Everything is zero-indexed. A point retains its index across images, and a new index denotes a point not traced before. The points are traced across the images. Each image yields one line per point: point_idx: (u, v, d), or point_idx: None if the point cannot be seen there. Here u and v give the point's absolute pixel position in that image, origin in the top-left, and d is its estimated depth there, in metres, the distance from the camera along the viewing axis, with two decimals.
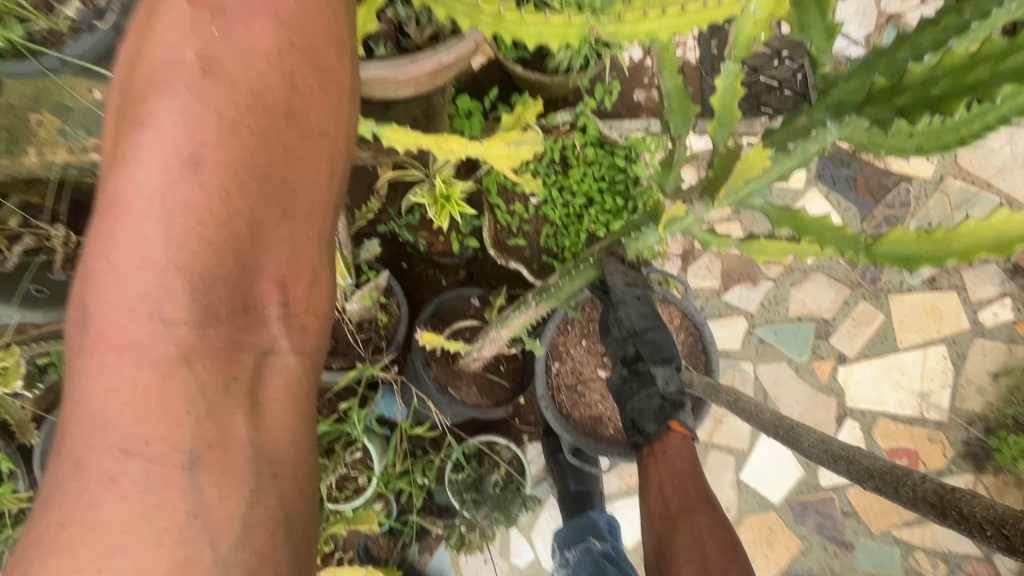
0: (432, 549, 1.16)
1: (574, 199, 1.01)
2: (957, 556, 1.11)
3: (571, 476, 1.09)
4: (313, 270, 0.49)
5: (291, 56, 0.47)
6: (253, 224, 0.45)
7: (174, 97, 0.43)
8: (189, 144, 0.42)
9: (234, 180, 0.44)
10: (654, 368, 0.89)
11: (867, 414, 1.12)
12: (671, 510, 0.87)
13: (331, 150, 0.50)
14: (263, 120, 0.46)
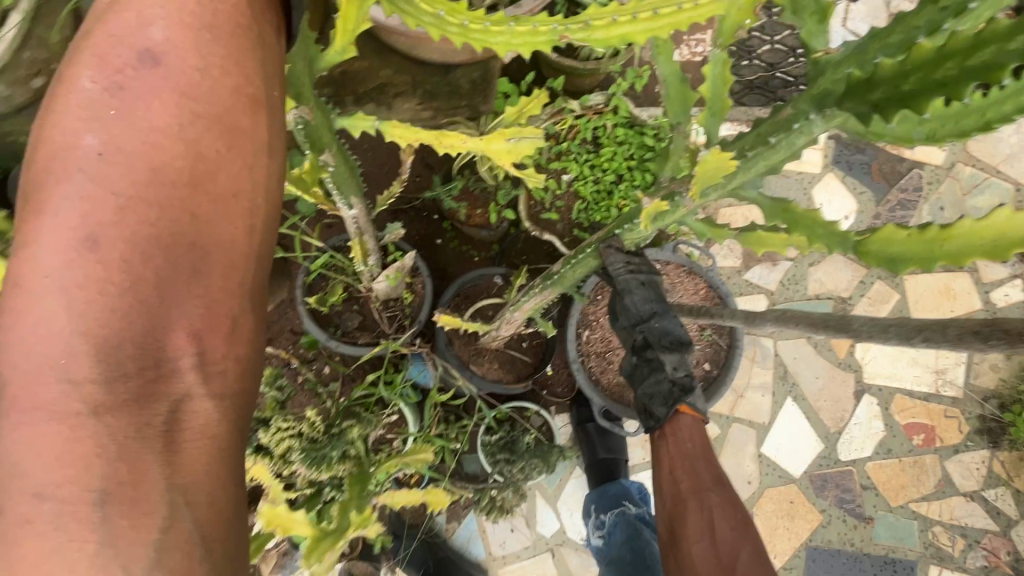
0: (460, 517, 1.20)
1: (604, 176, 1.08)
2: (976, 531, 1.14)
3: (601, 444, 1.13)
4: (232, 316, 0.48)
5: (203, 124, 0.49)
6: (161, 284, 0.45)
7: (75, 182, 0.44)
8: (89, 222, 0.43)
9: (143, 245, 0.45)
10: (662, 355, 0.92)
11: (884, 390, 1.16)
12: (681, 491, 0.88)
13: (251, 201, 0.51)
14: (174, 188, 0.47)
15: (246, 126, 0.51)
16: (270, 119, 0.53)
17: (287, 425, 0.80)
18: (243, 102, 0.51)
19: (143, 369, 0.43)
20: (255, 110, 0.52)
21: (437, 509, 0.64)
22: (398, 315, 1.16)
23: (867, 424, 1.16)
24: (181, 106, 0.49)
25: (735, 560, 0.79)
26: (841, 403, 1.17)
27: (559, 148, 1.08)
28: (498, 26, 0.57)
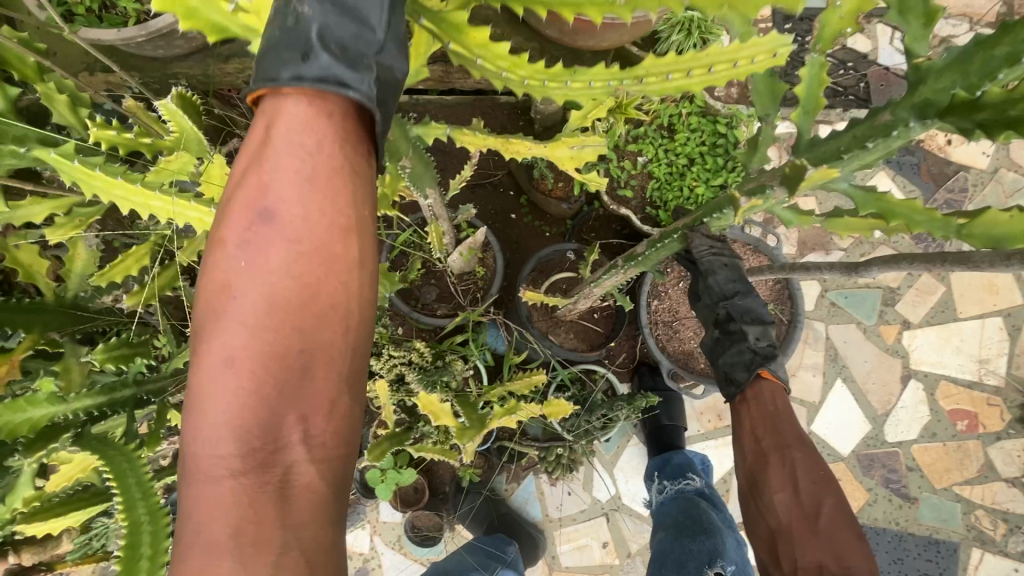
0: (519, 480, 1.25)
1: (677, 159, 1.17)
2: (1017, 516, 1.19)
3: (664, 412, 1.17)
4: (336, 401, 0.41)
5: (308, 256, 0.40)
6: (279, 388, 0.39)
7: (211, 295, 0.40)
8: (217, 339, 0.39)
9: (261, 381, 0.39)
10: (746, 328, 0.93)
11: (930, 376, 1.23)
12: (763, 447, 0.87)
13: (362, 313, 0.42)
14: (288, 327, 0.39)
15: (344, 251, 0.41)
16: (371, 236, 0.43)
17: (399, 353, 0.89)
18: (339, 230, 0.41)
19: (261, 461, 0.38)
20: (353, 235, 0.41)
21: (556, 418, 0.75)
22: (473, 287, 1.17)
23: (913, 408, 1.22)
24: (280, 216, 0.40)
25: (818, 510, 0.79)
26: (889, 386, 1.23)
27: (636, 132, 1.17)
28: (557, 82, 0.56)
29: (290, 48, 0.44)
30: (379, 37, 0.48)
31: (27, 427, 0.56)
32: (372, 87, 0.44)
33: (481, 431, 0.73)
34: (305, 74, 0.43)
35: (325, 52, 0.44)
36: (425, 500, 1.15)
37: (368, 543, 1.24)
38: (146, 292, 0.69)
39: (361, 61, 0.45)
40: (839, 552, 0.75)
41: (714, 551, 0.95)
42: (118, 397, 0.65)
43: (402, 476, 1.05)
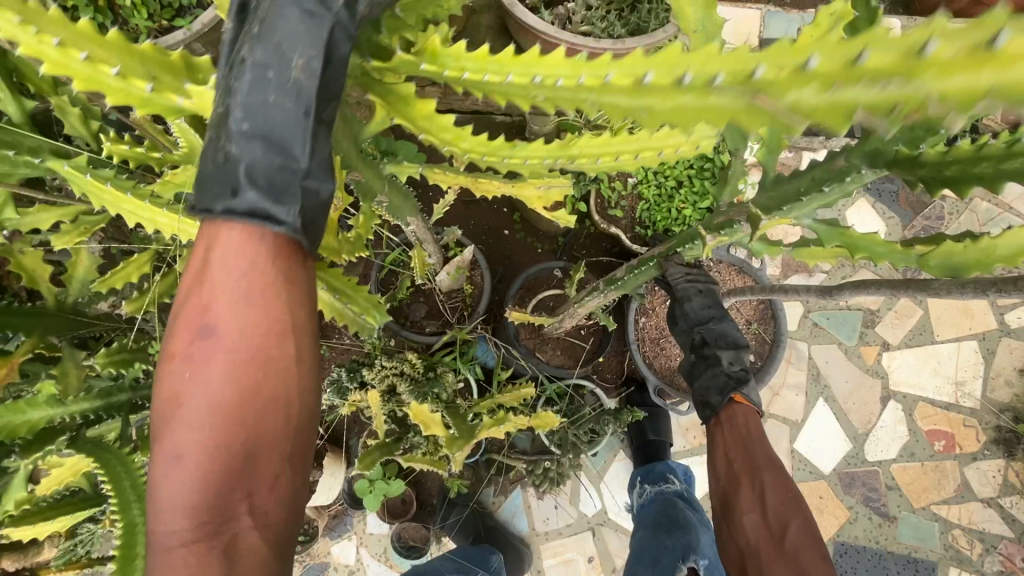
0: (506, 492, 1.26)
1: (666, 182, 1.20)
2: (992, 536, 1.22)
3: (650, 427, 1.19)
4: (278, 480, 0.46)
5: (248, 364, 0.44)
6: (225, 478, 0.43)
7: (162, 401, 0.44)
8: (166, 441, 0.43)
9: (210, 482, 0.43)
10: (719, 352, 0.95)
11: (909, 397, 1.26)
12: (735, 469, 0.89)
13: (301, 406, 0.47)
14: (233, 429, 0.43)
15: (281, 355, 0.45)
16: (306, 337, 0.47)
17: (391, 365, 0.92)
18: (276, 335, 0.45)
19: (213, 549, 0.43)
20: (289, 336, 0.45)
21: (543, 429, 0.76)
22: (460, 305, 1.18)
23: (892, 428, 1.25)
24: (223, 331, 0.43)
25: (785, 530, 0.81)
26: (869, 405, 1.26)
27: None
28: (496, 155, 0.60)
29: (221, 184, 0.45)
30: (305, 166, 0.46)
31: (25, 428, 0.58)
32: (296, 217, 0.45)
33: (471, 442, 0.75)
34: (236, 208, 0.44)
35: (250, 191, 0.44)
36: (412, 512, 1.16)
37: (354, 555, 1.24)
38: (144, 299, 0.71)
39: (287, 190, 0.45)
40: (804, 571, 0.76)
41: (689, 547, 0.99)
42: (114, 401, 0.67)
43: (390, 486, 1.07)
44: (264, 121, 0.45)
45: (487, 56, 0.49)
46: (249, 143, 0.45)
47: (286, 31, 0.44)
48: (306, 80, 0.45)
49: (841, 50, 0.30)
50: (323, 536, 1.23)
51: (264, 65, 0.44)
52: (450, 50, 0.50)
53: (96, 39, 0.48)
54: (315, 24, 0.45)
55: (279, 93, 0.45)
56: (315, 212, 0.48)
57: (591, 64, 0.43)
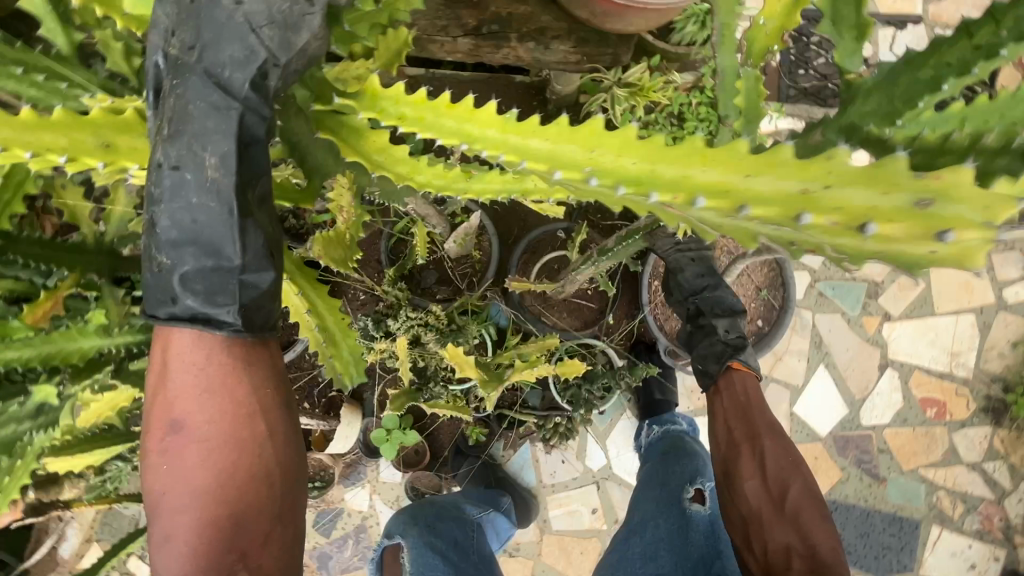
0: (515, 447, 1.30)
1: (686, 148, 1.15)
2: (974, 498, 1.29)
3: (656, 387, 1.21)
4: (267, 544, 0.51)
5: (220, 446, 0.49)
6: (213, 551, 0.48)
7: (152, 491, 0.50)
8: (162, 521, 0.49)
9: (200, 558, 0.48)
10: (716, 320, 0.97)
11: (905, 366, 1.31)
12: (734, 436, 0.89)
13: (277, 475, 0.53)
14: (216, 506, 0.49)
15: (250, 432, 0.51)
16: (271, 413, 0.53)
17: (416, 315, 0.97)
18: (244, 416, 0.50)
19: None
20: (256, 416, 0.51)
21: (568, 377, 0.79)
22: (470, 271, 1.14)
23: (888, 395, 1.30)
24: (196, 423, 0.50)
25: (785, 493, 0.82)
26: (868, 373, 1.31)
27: (647, 119, 1.15)
28: (455, 185, 0.64)
29: (161, 292, 0.50)
30: (238, 263, 0.50)
31: (77, 355, 0.61)
32: (238, 317, 0.50)
33: (500, 386, 0.80)
34: (179, 314, 0.50)
35: (189, 297, 0.49)
36: (425, 462, 1.21)
37: (367, 502, 1.29)
38: None
39: (221, 290, 0.50)
40: (806, 533, 0.78)
41: (696, 471, 0.99)
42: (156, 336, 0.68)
43: (406, 437, 1.10)
44: (192, 228, 0.49)
45: (425, 99, 0.54)
46: (179, 250, 0.49)
47: (198, 129, 0.49)
48: (222, 176, 0.49)
49: (741, 170, 0.41)
50: (337, 484, 1.28)
51: (180, 166, 0.48)
52: (389, 92, 0.56)
53: (42, 124, 0.50)
54: (223, 117, 0.49)
55: (200, 194, 0.48)
56: (255, 304, 0.51)
57: (518, 130, 0.51)
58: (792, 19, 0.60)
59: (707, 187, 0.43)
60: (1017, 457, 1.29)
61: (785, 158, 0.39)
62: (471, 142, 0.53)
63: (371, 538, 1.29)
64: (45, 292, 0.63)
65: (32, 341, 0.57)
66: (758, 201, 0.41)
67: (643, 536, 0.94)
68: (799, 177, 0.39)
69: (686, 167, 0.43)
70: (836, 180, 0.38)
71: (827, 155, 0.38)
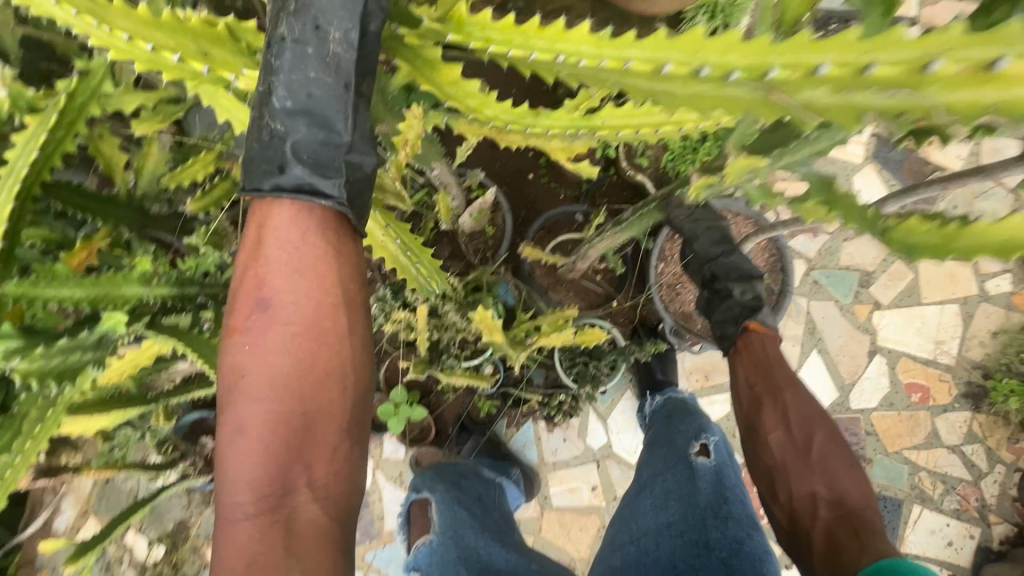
0: (518, 425, 1.32)
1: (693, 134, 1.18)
2: (953, 478, 1.35)
3: (659, 367, 1.24)
4: (333, 441, 0.53)
5: (304, 334, 0.52)
6: (288, 433, 0.51)
7: (232, 367, 0.52)
8: (240, 398, 0.51)
9: (275, 437, 0.50)
10: (731, 285, 1.00)
11: (893, 352, 1.37)
12: (757, 391, 0.93)
13: (354, 375, 0.54)
14: (294, 391, 0.51)
15: (333, 325, 0.53)
16: (354, 313, 0.55)
17: None
18: (327, 309, 0.52)
19: (276, 519, 0.50)
20: (339, 310, 0.53)
21: (587, 345, 0.84)
22: (483, 247, 1.15)
23: (875, 379, 1.36)
24: (284, 309, 0.51)
25: (810, 443, 0.86)
26: (858, 359, 1.36)
27: None
28: (520, 122, 0.64)
29: (268, 161, 0.53)
30: (346, 140, 0.55)
31: (121, 301, 0.63)
32: (342, 191, 0.53)
33: (525, 350, 0.85)
34: (285, 182, 0.52)
35: (298, 167, 0.52)
36: (430, 439, 1.23)
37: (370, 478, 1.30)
38: (208, 198, 0.74)
39: (328, 162, 0.54)
40: (832, 480, 0.83)
41: (700, 427, 1.01)
42: (187, 292, 0.72)
43: (414, 411, 1.11)
44: (308, 98, 0.53)
45: (512, 26, 0.53)
46: (293, 118, 0.53)
47: (323, 9, 0.52)
48: (343, 54, 0.53)
49: (856, 50, 0.39)
50: None
51: (302, 41, 0.52)
52: (475, 19, 0.55)
53: (154, 23, 0.53)
54: (348, 2, 0.52)
55: (318, 69, 0.53)
56: (358, 182, 0.56)
57: (614, 44, 0.49)
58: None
59: (829, 60, 0.40)
60: (994, 441, 1.36)
61: (900, 31, 0.37)
62: (570, 57, 0.51)
63: (374, 514, 1.30)
64: (82, 241, 0.67)
65: (81, 282, 0.60)
66: (883, 60, 0.38)
67: (653, 493, 0.96)
68: (917, 47, 0.37)
69: (800, 52, 0.41)
70: (951, 44, 0.36)
71: (945, 28, 0.36)
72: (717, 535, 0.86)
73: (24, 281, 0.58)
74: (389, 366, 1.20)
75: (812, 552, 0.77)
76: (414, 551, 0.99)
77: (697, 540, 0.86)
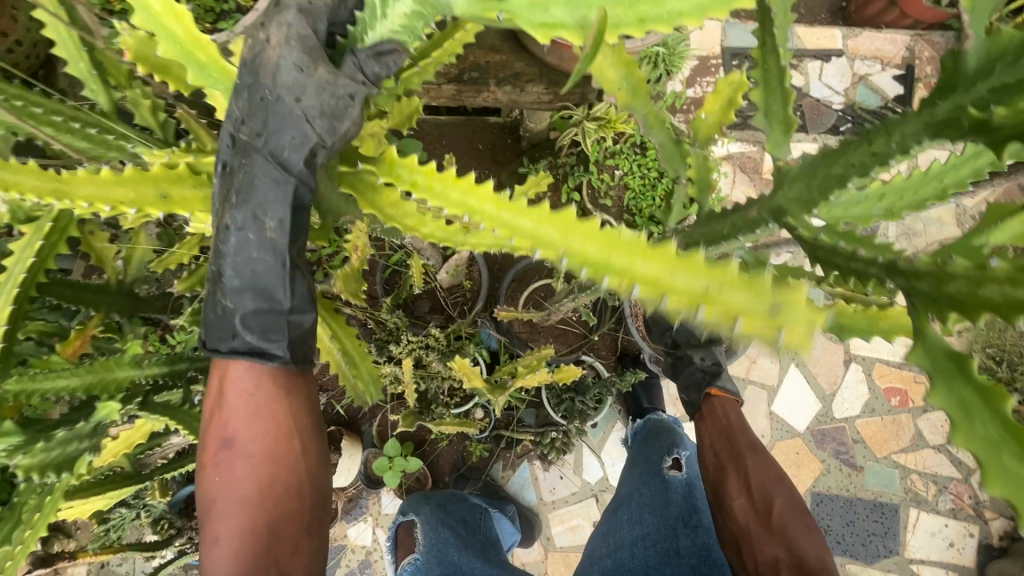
0: (514, 467, 1.32)
1: (649, 173, 1.27)
2: (943, 478, 1.38)
3: (644, 396, 1.27)
4: (299, 549, 0.58)
5: (263, 461, 0.56)
6: (256, 550, 0.55)
7: (202, 499, 0.57)
8: (211, 525, 0.56)
9: (245, 558, 0.55)
10: (691, 351, 1.03)
11: (867, 359, 1.42)
12: (720, 459, 0.95)
13: (311, 484, 0.60)
14: (259, 512, 0.56)
15: (288, 449, 0.58)
16: (307, 433, 0.60)
17: (417, 339, 1.05)
18: (282, 435, 0.57)
19: None
20: (292, 435, 0.58)
21: (566, 382, 0.87)
22: (461, 300, 1.19)
23: (855, 388, 1.40)
24: (244, 442, 0.56)
25: (770, 506, 0.87)
26: (835, 369, 1.41)
27: (613, 149, 1.27)
28: (454, 240, 0.64)
29: (222, 329, 0.56)
30: (287, 305, 0.56)
31: (115, 384, 0.67)
32: (287, 351, 0.57)
33: (505, 391, 0.89)
34: (237, 347, 0.56)
35: (247, 334, 0.55)
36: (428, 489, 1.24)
37: (371, 537, 1.29)
38: (195, 277, 0.78)
39: (273, 328, 0.56)
40: (791, 541, 0.83)
41: (673, 443, 1.06)
42: (178, 368, 0.74)
43: (408, 462, 1.13)
44: (253, 277, 0.55)
45: (433, 171, 0.56)
46: (240, 294, 0.55)
47: (262, 199, 0.54)
48: (279, 238, 0.55)
49: (667, 266, 0.42)
50: (339, 519, 1.27)
51: (244, 228, 0.54)
52: (404, 161, 0.58)
53: (119, 181, 0.54)
54: (284, 189, 0.54)
55: (259, 249, 0.55)
56: (300, 340, 0.58)
57: (510, 206, 0.51)
58: (728, 116, 0.78)
59: (642, 279, 0.43)
60: None
61: (698, 261, 0.41)
62: (472, 214, 0.54)
63: (377, 573, 1.28)
64: (77, 330, 0.71)
65: (77, 371, 0.64)
66: (673, 293, 0.42)
67: (629, 508, 1.04)
68: (703, 277, 0.41)
69: (631, 258, 0.44)
70: (725, 284, 0.40)
71: (728, 264, 0.40)
72: (687, 542, 0.96)
73: (23, 377, 0.63)
74: (381, 420, 1.23)
75: None
76: (400, 569, 1.03)
77: (669, 548, 0.96)
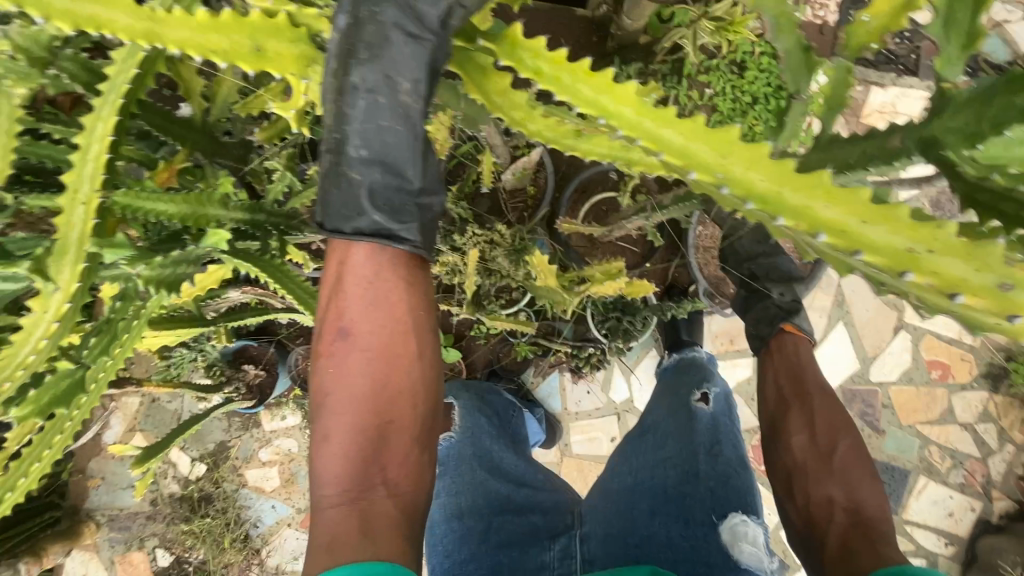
0: (544, 375, 1.36)
1: (742, 97, 1.17)
2: (961, 454, 1.39)
3: (685, 329, 1.25)
4: (405, 452, 0.58)
5: (379, 357, 0.56)
6: (367, 443, 0.55)
7: (315, 388, 0.57)
8: (323, 413, 0.56)
9: (356, 449, 0.55)
10: (770, 285, 1.00)
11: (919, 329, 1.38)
12: (785, 394, 0.94)
13: (423, 389, 0.59)
14: (373, 407, 0.55)
15: (405, 348, 0.57)
16: (424, 337, 0.58)
17: (481, 233, 1.02)
18: (400, 334, 0.56)
19: (357, 508, 0.55)
20: (410, 335, 0.57)
21: (635, 296, 0.88)
22: (522, 205, 1.14)
23: (898, 356, 1.38)
24: (363, 335, 0.56)
25: (834, 448, 0.87)
26: (882, 334, 1.38)
27: (709, 63, 1.17)
28: (562, 142, 0.64)
29: (346, 206, 0.55)
30: (417, 185, 0.58)
31: (205, 221, 0.68)
32: (417, 234, 0.57)
33: (577, 295, 0.89)
34: (363, 227, 0.55)
35: (375, 212, 0.55)
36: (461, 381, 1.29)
37: None
38: (275, 129, 0.78)
39: (403, 209, 0.57)
40: (852, 487, 0.83)
41: (705, 378, 1.08)
42: (258, 217, 0.75)
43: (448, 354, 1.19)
44: (382, 150, 0.55)
45: (563, 60, 0.54)
46: (369, 166, 0.55)
47: (394, 59, 0.53)
48: (413, 102, 0.55)
49: (860, 215, 0.42)
50: None
51: (374, 91, 0.53)
52: (529, 44, 0.55)
53: (213, 25, 0.53)
54: (419, 49, 0.53)
55: (390, 117, 0.54)
56: (429, 223, 0.60)
57: (654, 115, 0.50)
58: (900, 20, 0.60)
59: (827, 224, 0.44)
60: (1008, 421, 1.39)
61: (902, 216, 0.40)
62: (605, 116, 0.53)
63: None
64: (165, 163, 0.71)
65: (173, 198, 0.65)
66: (872, 250, 0.43)
67: (654, 433, 1.06)
68: (909, 236, 0.41)
69: (810, 199, 0.44)
70: (940, 248, 0.39)
71: (942, 226, 0.39)
72: (707, 467, 0.95)
73: (129, 192, 0.64)
74: None
75: (827, 550, 0.78)
76: None
77: (688, 471, 0.96)
